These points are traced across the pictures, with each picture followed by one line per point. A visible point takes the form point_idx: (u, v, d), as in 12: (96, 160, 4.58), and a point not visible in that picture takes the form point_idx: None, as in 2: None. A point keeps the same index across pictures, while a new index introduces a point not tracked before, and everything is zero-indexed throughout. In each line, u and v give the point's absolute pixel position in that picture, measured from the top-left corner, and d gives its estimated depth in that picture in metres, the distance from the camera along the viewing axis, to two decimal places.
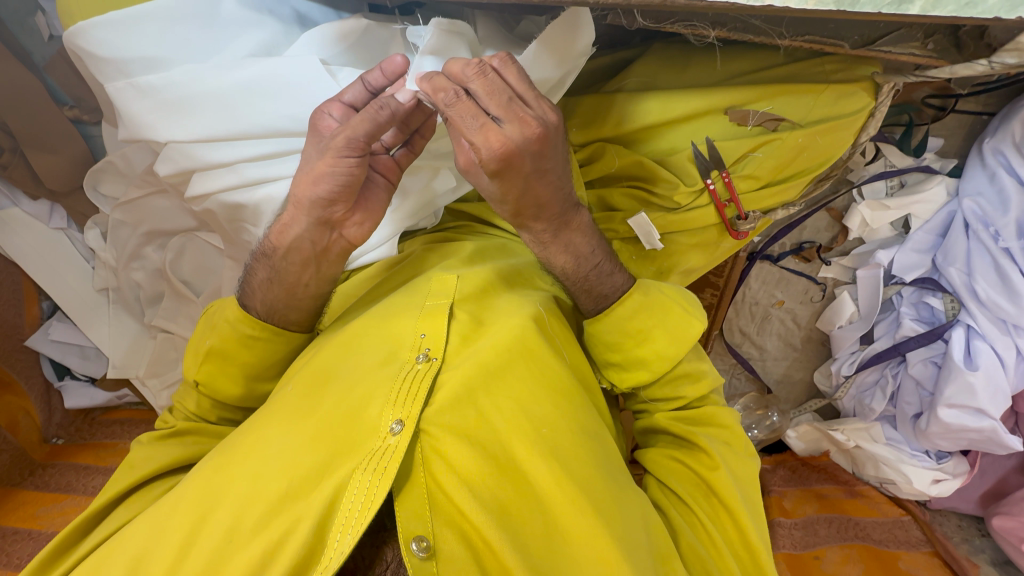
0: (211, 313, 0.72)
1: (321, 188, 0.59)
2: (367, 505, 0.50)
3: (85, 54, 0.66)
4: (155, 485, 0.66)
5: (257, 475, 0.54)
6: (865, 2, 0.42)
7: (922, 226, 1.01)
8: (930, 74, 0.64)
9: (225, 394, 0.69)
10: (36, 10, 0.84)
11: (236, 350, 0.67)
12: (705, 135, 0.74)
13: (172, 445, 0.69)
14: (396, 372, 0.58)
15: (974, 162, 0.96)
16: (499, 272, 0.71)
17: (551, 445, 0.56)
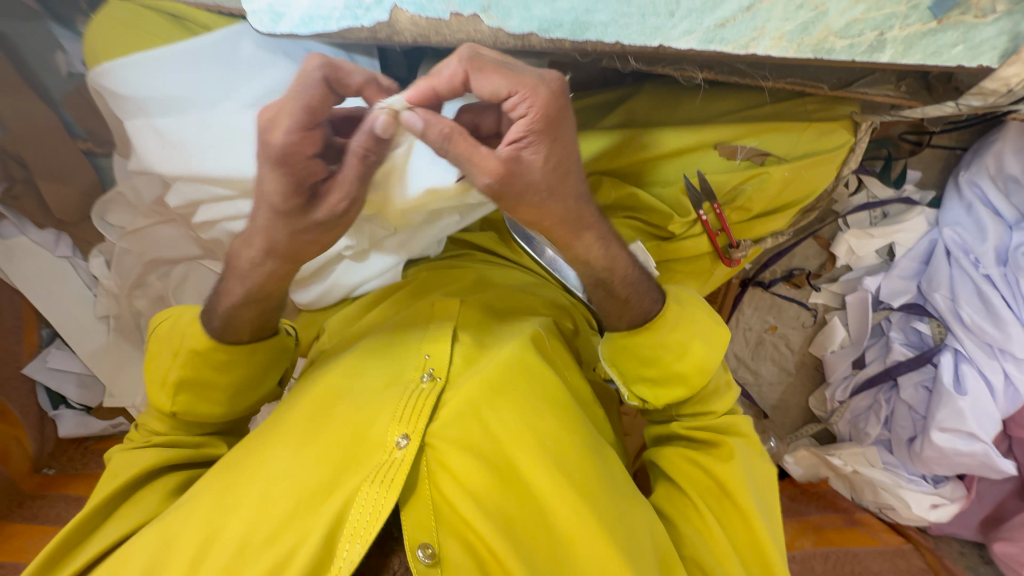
0: (164, 332, 0.68)
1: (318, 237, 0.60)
2: (376, 515, 0.51)
3: (107, 92, 0.70)
4: (143, 494, 0.65)
5: (265, 493, 0.55)
6: (839, 50, 0.48)
7: (906, 254, 1.05)
8: (903, 113, 0.69)
9: (209, 413, 0.68)
10: (58, 48, 0.89)
11: (210, 375, 0.67)
12: (696, 169, 0.79)
13: (150, 452, 0.67)
14: (402, 391, 0.59)
15: (952, 194, 1.02)
16: (496, 301, 0.74)
17: (555, 457, 0.57)
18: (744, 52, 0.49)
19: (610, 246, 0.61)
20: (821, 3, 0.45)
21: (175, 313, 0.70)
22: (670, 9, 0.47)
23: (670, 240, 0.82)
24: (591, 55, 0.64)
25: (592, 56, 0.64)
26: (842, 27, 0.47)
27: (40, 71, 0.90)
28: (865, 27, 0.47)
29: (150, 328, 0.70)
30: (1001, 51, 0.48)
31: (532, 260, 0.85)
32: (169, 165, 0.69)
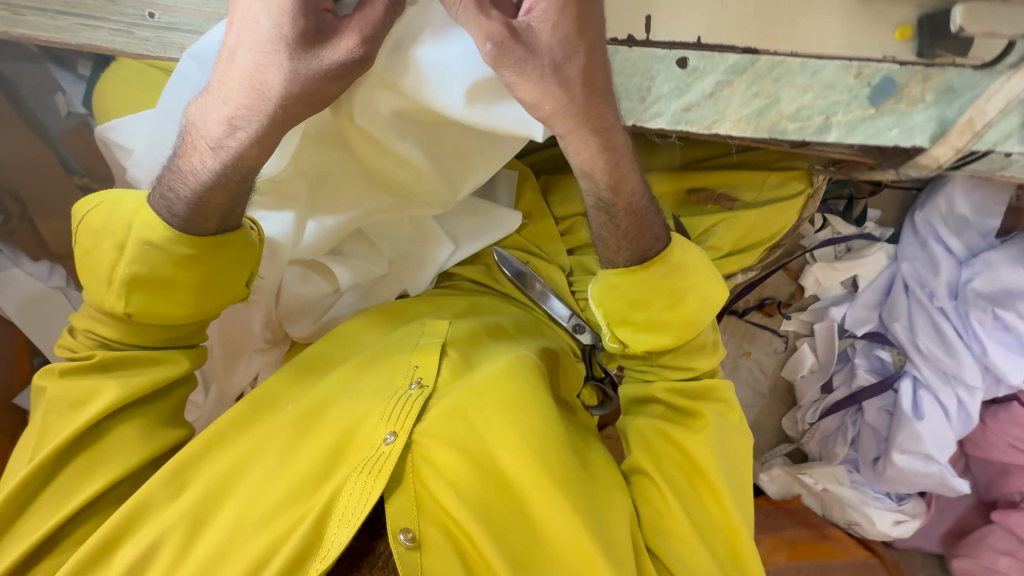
0: (111, 227, 0.60)
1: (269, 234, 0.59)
2: (364, 502, 0.58)
3: (113, 146, 0.71)
4: (113, 436, 0.63)
5: (261, 482, 0.62)
6: (791, 132, 0.54)
7: (869, 286, 1.12)
8: (876, 175, 0.74)
9: (172, 316, 0.62)
10: (58, 89, 0.91)
11: (176, 275, 0.60)
12: (670, 212, 0.83)
13: (110, 381, 0.63)
14: (390, 397, 0.67)
15: (909, 232, 1.10)
16: (486, 325, 0.80)
17: (535, 450, 0.64)
18: (709, 131, 0.54)
19: (622, 160, 0.56)
20: (773, 92, 0.52)
21: (122, 200, 0.61)
22: (642, 96, 0.52)
23: None
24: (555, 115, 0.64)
25: None
26: (792, 112, 0.53)
27: (39, 111, 0.92)
28: (812, 112, 0.53)
29: (86, 218, 0.61)
30: (931, 134, 0.54)
31: (519, 291, 0.89)
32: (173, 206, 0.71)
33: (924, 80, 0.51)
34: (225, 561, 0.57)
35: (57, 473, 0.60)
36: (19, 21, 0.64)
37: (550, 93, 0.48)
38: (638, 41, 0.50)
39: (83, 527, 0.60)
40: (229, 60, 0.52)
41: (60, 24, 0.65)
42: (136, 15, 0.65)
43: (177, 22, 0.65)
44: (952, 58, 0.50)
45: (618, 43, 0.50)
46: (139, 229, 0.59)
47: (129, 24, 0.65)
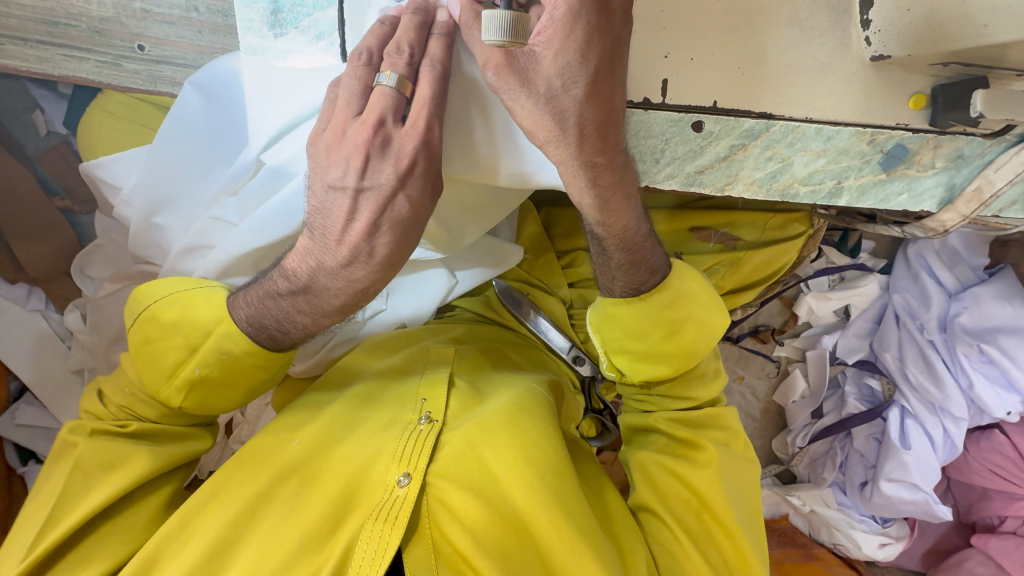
0: (180, 323, 0.58)
1: (302, 321, 0.56)
2: (380, 555, 0.54)
3: (100, 183, 0.69)
4: (141, 502, 0.62)
5: (266, 532, 0.58)
6: (802, 196, 0.54)
7: (860, 315, 1.14)
8: (878, 228, 0.74)
9: (225, 409, 0.62)
10: (35, 107, 0.88)
11: (233, 377, 0.59)
12: (675, 249, 0.84)
13: (142, 451, 0.62)
14: (400, 433, 0.64)
15: (901, 264, 1.11)
16: (488, 357, 0.78)
17: (552, 490, 0.61)
18: (721, 193, 0.54)
19: (630, 200, 0.53)
20: (787, 157, 0.52)
21: (191, 295, 0.59)
22: (656, 157, 0.52)
23: None
24: None
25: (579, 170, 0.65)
26: (805, 176, 0.53)
27: (17, 130, 0.88)
28: (824, 177, 0.53)
29: (151, 307, 0.59)
30: (938, 200, 0.55)
31: (522, 325, 0.86)
32: (167, 236, 0.68)
33: (935, 148, 0.51)
34: None
35: (79, 540, 0.58)
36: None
37: (543, 122, 0.46)
38: (655, 104, 0.49)
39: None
40: (351, 222, 0.49)
41: (42, 55, 0.62)
42: (124, 47, 0.61)
43: (167, 55, 0.61)
44: (963, 128, 0.49)
45: (633, 106, 0.49)
46: (220, 340, 0.57)
47: (116, 57, 0.61)
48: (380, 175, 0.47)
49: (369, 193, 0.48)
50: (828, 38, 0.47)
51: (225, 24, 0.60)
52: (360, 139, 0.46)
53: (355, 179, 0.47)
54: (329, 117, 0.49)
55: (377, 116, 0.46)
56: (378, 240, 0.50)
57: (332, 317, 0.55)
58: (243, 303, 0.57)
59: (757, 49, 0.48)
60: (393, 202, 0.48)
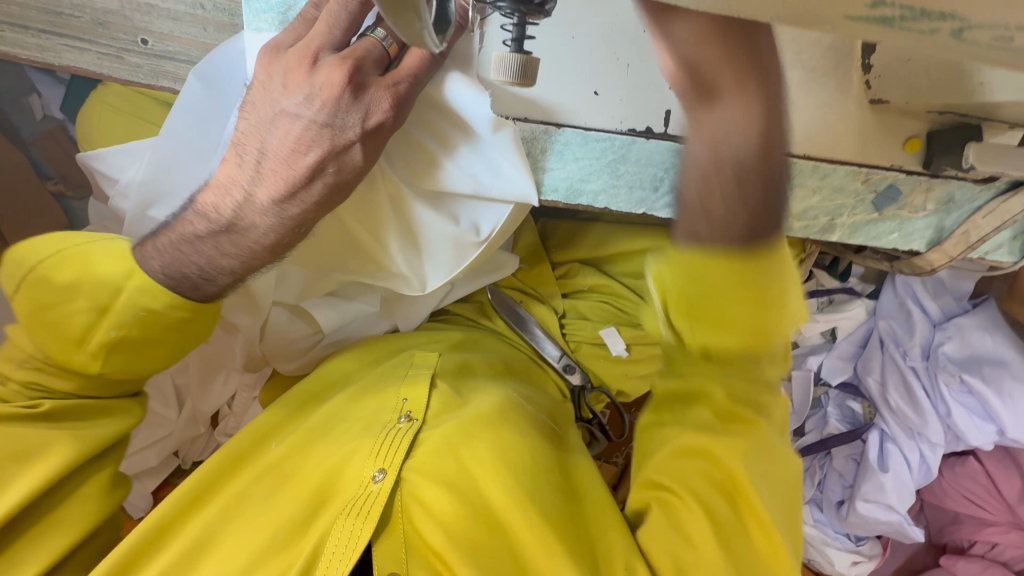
0: (83, 283, 0.53)
1: (224, 263, 0.53)
2: (352, 548, 0.55)
3: (99, 175, 0.66)
4: (77, 492, 0.58)
5: (241, 529, 0.59)
6: (796, 230, 0.56)
7: (846, 337, 1.16)
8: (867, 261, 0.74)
9: (152, 369, 0.59)
10: (31, 91, 0.86)
11: (158, 335, 0.55)
12: None
13: (64, 438, 0.56)
14: (378, 432, 0.64)
15: (889, 289, 1.12)
16: (474, 360, 0.78)
17: (525, 490, 0.59)
18: None
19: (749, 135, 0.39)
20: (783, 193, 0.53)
21: (87, 250, 0.54)
22: (655, 186, 0.53)
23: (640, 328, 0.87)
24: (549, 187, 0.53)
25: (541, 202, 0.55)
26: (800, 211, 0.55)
27: (12, 112, 0.87)
28: (819, 213, 0.55)
29: (37, 269, 0.53)
30: (927, 240, 0.56)
31: (514, 332, 0.87)
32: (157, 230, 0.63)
33: (927, 191, 0.53)
34: None
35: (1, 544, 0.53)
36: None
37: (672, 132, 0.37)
38: (656, 133, 0.49)
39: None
40: (299, 155, 0.48)
41: (42, 43, 0.61)
42: (127, 40, 0.60)
43: (170, 51, 0.61)
44: (955, 174, 0.50)
45: (636, 133, 0.50)
46: (134, 296, 0.53)
47: (119, 49, 0.61)
48: (348, 120, 0.47)
49: (328, 132, 0.47)
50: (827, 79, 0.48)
51: (230, 23, 0.59)
52: (334, 78, 0.45)
53: (318, 113, 0.47)
54: (295, 41, 0.49)
55: (355, 61, 0.46)
56: (317, 183, 0.50)
57: (262, 258, 0.54)
58: (155, 253, 0.53)
59: None
60: (348, 151, 0.49)
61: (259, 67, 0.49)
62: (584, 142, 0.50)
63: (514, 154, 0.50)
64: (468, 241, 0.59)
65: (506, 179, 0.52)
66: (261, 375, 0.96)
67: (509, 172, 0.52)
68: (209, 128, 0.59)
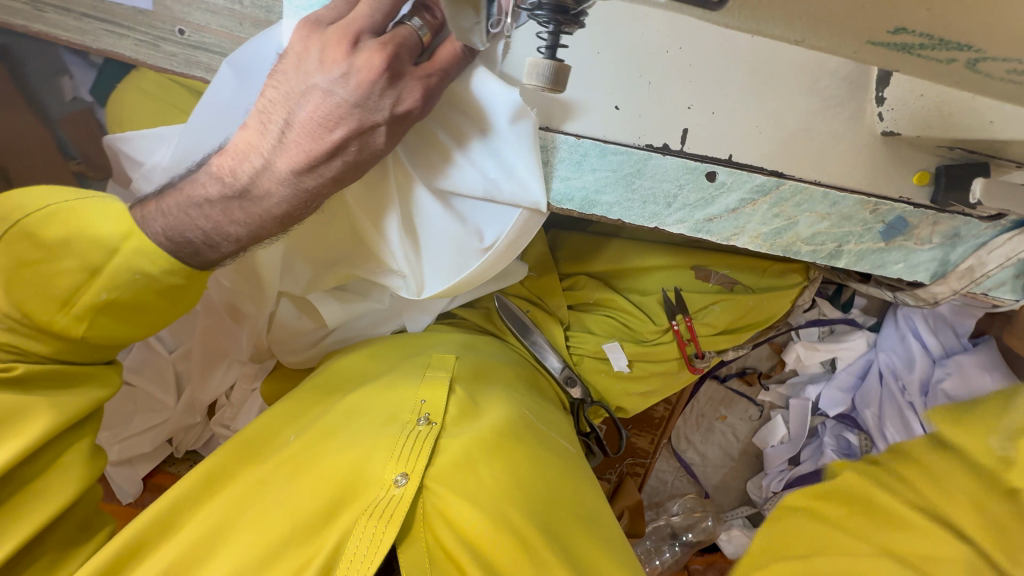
0: (73, 241, 0.48)
1: (234, 229, 0.48)
2: (374, 549, 0.54)
3: (124, 156, 0.67)
4: (59, 461, 0.57)
5: (259, 518, 0.59)
6: (804, 254, 0.55)
7: (845, 367, 1.16)
8: (869, 290, 0.74)
9: (136, 335, 0.54)
10: (64, 73, 0.88)
11: (151, 301, 0.51)
12: (673, 284, 0.86)
13: (45, 405, 0.54)
14: (398, 431, 0.64)
15: (890, 322, 1.11)
16: (487, 368, 0.78)
17: (543, 519, 0.62)
18: (727, 242, 0.55)
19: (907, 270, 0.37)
20: (793, 215, 0.53)
21: (76, 206, 0.49)
22: (668, 201, 0.52)
23: (642, 343, 0.87)
24: (563, 192, 0.52)
25: (555, 204, 0.53)
26: (807, 236, 0.54)
27: (42, 92, 0.89)
28: (826, 239, 0.54)
29: (23, 221, 0.47)
30: (932, 272, 0.57)
31: (515, 336, 0.88)
32: None
33: (933, 225, 0.53)
34: None
35: None
36: (38, 17, 0.63)
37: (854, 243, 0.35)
38: (672, 150, 0.50)
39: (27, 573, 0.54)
40: (325, 131, 0.43)
41: (83, 27, 0.63)
42: (165, 30, 0.62)
43: (205, 42, 0.63)
44: (961, 209, 0.52)
45: (652, 149, 0.50)
46: (131, 259, 0.48)
47: (156, 37, 0.63)
48: (378, 104, 0.42)
49: (358, 113, 0.42)
50: (842, 109, 0.50)
51: (266, 19, 0.61)
52: (373, 64, 0.40)
53: (351, 93, 0.41)
54: (337, 18, 0.42)
55: (395, 48, 0.40)
56: (335, 161, 0.45)
57: (271, 228, 0.49)
58: (159, 213, 0.48)
59: (775, 111, 0.50)
60: (373, 133, 0.44)
61: (294, 36, 0.42)
62: (601, 155, 0.50)
63: (529, 151, 0.48)
64: (474, 248, 0.57)
65: (520, 182, 0.50)
66: (262, 368, 0.97)
67: (523, 175, 0.50)
68: (234, 114, 0.59)
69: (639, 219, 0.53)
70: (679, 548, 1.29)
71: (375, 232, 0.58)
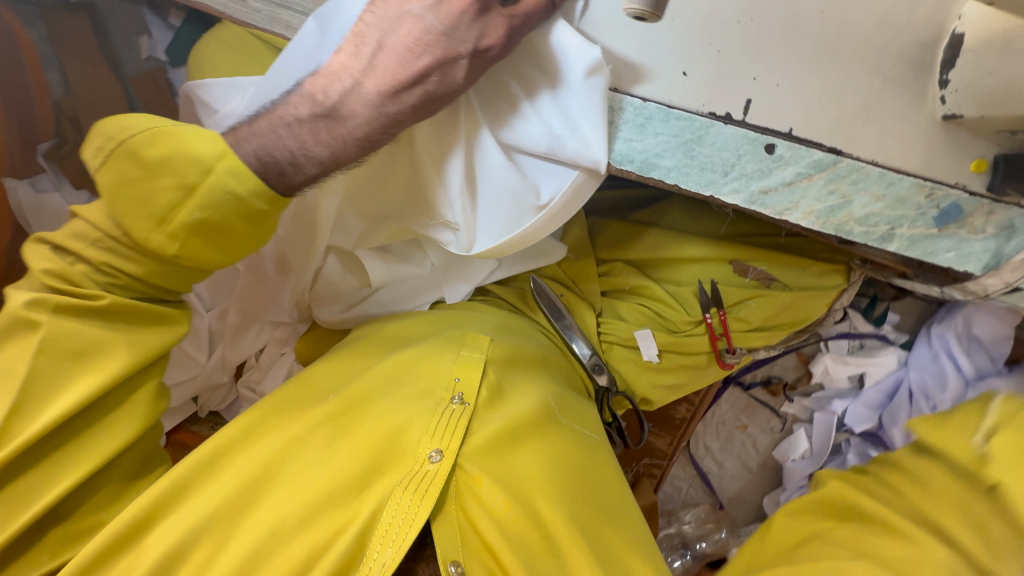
0: (172, 162, 0.51)
1: (319, 151, 0.51)
2: (409, 524, 0.57)
3: (200, 103, 0.71)
4: (131, 397, 0.61)
5: (296, 478, 0.60)
6: (856, 234, 0.56)
7: (874, 385, 1.14)
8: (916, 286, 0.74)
9: (219, 263, 0.58)
10: (143, 33, 0.99)
11: (238, 227, 0.54)
12: (710, 276, 0.87)
13: (122, 342, 0.58)
14: (432, 407, 0.65)
15: (923, 341, 1.09)
16: (524, 352, 0.76)
17: (572, 508, 0.63)
18: (779, 217, 0.55)
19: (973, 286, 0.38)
20: (848, 194, 0.54)
21: (176, 130, 0.52)
22: (726, 170, 0.53)
23: (674, 334, 0.87)
24: (624, 147, 0.54)
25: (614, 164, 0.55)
26: (861, 216, 0.55)
27: (121, 50, 0.98)
28: (879, 221, 0.55)
29: (130, 140, 0.52)
30: (984, 264, 0.57)
31: (543, 315, 0.88)
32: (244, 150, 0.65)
33: (988, 214, 0.54)
34: (265, 558, 0.56)
35: (58, 440, 0.56)
36: None
37: None
38: (735, 119, 0.52)
39: (99, 494, 0.59)
40: (413, 57, 0.47)
41: None
42: None
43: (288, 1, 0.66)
44: (1017, 199, 0.52)
45: (714, 117, 0.52)
46: (223, 177, 0.51)
47: None
48: (464, 35, 0.46)
49: (444, 41, 0.46)
50: (903, 91, 0.51)
51: None
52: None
53: (439, 21, 0.46)
54: None
55: None
56: (417, 89, 0.48)
57: (351, 153, 0.52)
58: (250, 136, 0.52)
59: (837, 89, 0.51)
60: (454, 65, 0.48)
61: None
62: (665, 118, 0.52)
63: (598, 109, 0.51)
64: (530, 204, 0.59)
65: (582, 140, 0.52)
66: (293, 332, 0.99)
67: (587, 133, 0.52)
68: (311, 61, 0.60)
69: (694, 186, 0.54)
70: (690, 558, 1.27)
71: (438, 184, 0.60)
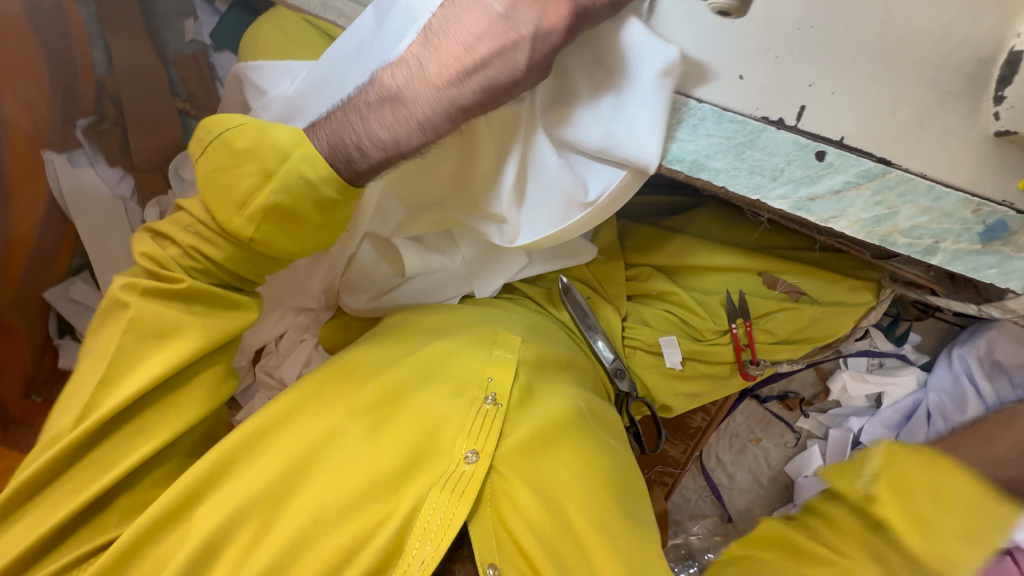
0: (256, 150, 0.54)
1: (381, 131, 0.51)
2: (446, 524, 0.58)
3: (251, 85, 0.72)
4: (199, 376, 0.62)
5: (332, 470, 0.60)
6: (899, 245, 0.55)
7: (891, 405, 1.13)
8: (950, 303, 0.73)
9: (292, 250, 0.59)
10: (189, 16, 1.01)
11: (310, 213, 0.56)
12: (737, 287, 0.87)
13: (196, 323, 0.60)
14: (467, 407, 0.65)
15: (943, 362, 1.09)
16: (554, 353, 0.76)
17: (604, 515, 0.63)
18: (824, 224, 0.55)
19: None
20: (895, 205, 0.54)
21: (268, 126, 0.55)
22: (774, 175, 0.54)
23: (698, 341, 0.87)
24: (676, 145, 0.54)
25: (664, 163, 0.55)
26: (906, 227, 0.54)
27: (165, 32, 1.00)
28: (923, 234, 0.54)
29: (225, 134, 0.55)
30: None
31: (568, 314, 0.88)
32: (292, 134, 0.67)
33: None
34: (302, 548, 0.56)
35: (133, 414, 0.58)
36: None
37: None
38: (787, 125, 0.53)
39: (161, 470, 0.60)
40: (478, 42, 0.49)
41: None
42: None
43: None
44: None
45: (767, 122, 0.53)
46: (299, 164, 0.53)
47: None
48: (525, 18, 0.48)
49: (506, 25, 0.48)
50: (959, 105, 0.51)
51: None
52: None
53: (504, 8, 0.48)
54: None
55: None
56: (479, 73, 0.49)
57: (412, 137, 0.51)
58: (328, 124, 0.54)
59: (892, 99, 0.52)
60: (517, 49, 0.48)
61: None
62: (718, 121, 0.54)
63: (655, 104, 0.51)
64: (577, 201, 0.60)
65: (634, 137, 0.53)
66: (315, 320, 0.99)
67: (640, 127, 0.52)
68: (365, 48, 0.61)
69: (741, 189, 0.55)
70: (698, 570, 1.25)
71: (485, 177, 0.61)
